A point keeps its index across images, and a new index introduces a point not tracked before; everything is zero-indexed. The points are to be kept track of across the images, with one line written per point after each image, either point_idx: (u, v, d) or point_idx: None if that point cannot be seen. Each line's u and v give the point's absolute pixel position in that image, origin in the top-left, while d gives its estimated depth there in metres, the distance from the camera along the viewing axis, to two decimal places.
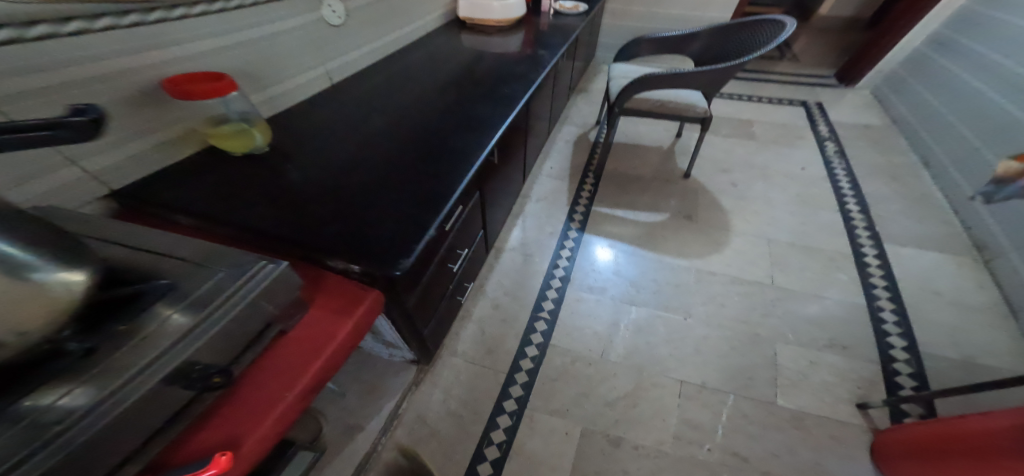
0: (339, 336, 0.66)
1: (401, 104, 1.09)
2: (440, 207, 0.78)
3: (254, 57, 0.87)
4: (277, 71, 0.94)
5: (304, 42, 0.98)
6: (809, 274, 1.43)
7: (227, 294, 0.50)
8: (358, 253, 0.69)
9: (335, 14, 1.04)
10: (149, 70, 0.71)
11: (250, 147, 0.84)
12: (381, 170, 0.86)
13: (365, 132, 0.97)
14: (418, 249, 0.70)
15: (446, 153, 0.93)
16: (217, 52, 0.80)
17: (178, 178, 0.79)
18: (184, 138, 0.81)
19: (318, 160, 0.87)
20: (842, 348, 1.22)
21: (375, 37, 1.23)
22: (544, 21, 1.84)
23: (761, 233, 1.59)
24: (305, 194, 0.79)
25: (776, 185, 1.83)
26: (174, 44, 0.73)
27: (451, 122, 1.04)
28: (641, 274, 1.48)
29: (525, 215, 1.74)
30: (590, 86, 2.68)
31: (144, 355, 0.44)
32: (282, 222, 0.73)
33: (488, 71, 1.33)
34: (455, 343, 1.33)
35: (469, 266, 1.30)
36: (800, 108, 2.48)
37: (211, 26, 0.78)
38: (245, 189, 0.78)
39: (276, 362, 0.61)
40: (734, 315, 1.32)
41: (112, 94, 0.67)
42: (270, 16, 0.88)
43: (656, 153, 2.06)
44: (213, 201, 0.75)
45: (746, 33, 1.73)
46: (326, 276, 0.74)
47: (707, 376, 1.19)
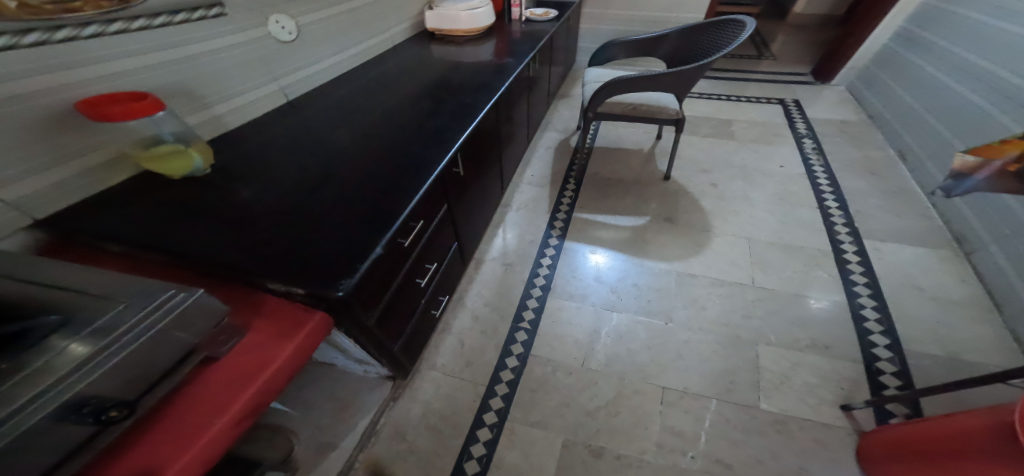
0: (276, 361, 0.61)
1: (363, 117, 1.06)
2: (391, 223, 0.74)
3: (192, 74, 0.83)
4: (223, 88, 0.90)
5: (252, 57, 0.94)
6: (791, 272, 1.41)
7: (127, 325, 0.46)
8: (298, 275, 0.64)
9: (284, 30, 1.01)
10: (63, 91, 0.66)
11: (190, 170, 0.80)
12: (330, 186, 0.82)
13: (320, 148, 0.93)
14: (364, 268, 0.66)
15: (402, 166, 0.89)
16: (145, 71, 0.76)
17: (110, 204, 0.74)
18: (116, 160, 0.76)
19: (268, 178, 0.83)
20: (824, 348, 1.19)
21: (335, 48, 1.19)
22: (514, 28, 1.83)
23: (742, 232, 1.57)
24: (248, 214, 0.74)
25: (756, 184, 1.82)
26: (91, 63, 0.69)
27: (411, 134, 1.00)
28: (621, 280, 1.44)
29: (505, 223, 1.71)
30: (570, 91, 2.66)
31: (25, 393, 0.40)
32: (220, 246, 0.68)
33: (456, 80, 1.30)
34: (433, 356, 1.28)
35: (444, 278, 1.25)
36: (778, 106, 2.49)
37: (135, 45, 0.74)
38: (183, 212, 0.73)
39: (204, 391, 0.56)
40: (717, 318, 1.29)
41: (23, 118, 0.63)
42: (208, 32, 0.84)
43: (635, 157, 2.03)
44: (143, 224, 0.70)
45: (711, 34, 1.73)
46: (266, 299, 0.69)
47: (689, 382, 1.15)
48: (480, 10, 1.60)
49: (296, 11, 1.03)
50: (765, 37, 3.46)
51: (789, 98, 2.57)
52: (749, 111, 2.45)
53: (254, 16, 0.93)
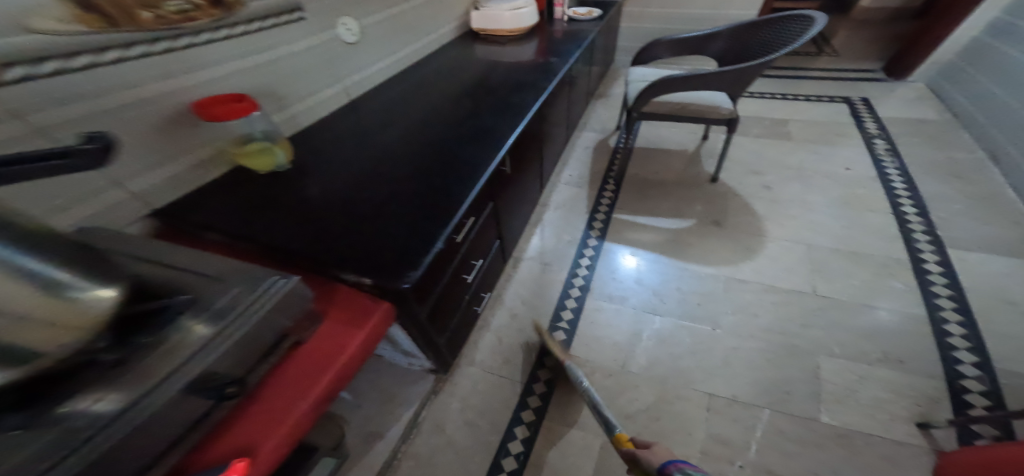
0: (353, 345, 0.62)
1: (413, 117, 1.10)
2: (448, 219, 0.77)
3: (272, 76, 0.90)
4: (297, 88, 0.98)
5: (320, 59, 1.01)
6: (856, 281, 1.30)
7: (245, 305, 0.47)
8: (367, 266, 0.67)
9: (349, 31, 1.07)
10: (181, 93, 0.74)
11: (273, 165, 0.86)
12: (390, 183, 0.86)
13: (377, 147, 0.98)
14: (426, 261, 0.68)
15: (455, 165, 0.92)
16: (239, 74, 0.83)
17: (209, 196, 0.80)
18: (213, 157, 0.84)
19: (332, 173, 0.88)
20: (898, 363, 1.09)
21: (389, 51, 1.25)
22: (557, 28, 1.83)
23: (800, 237, 1.47)
24: (318, 208, 0.79)
25: (816, 187, 1.70)
26: (200, 68, 0.76)
27: (462, 134, 1.03)
28: (664, 283, 1.40)
29: (544, 224, 1.70)
30: (610, 91, 2.63)
31: (166, 364, 0.41)
32: (295, 236, 0.72)
33: (501, 81, 1.33)
34: (473, 353, 1.30)
35: (486, 275, 1.27)
36: (841, 105, 2.31)
37: (232, 50, 0.81)
38: (262, 204, 0.79)
39: (290, 372, 0.58)
40: (769, 326, 1.22)
41: (148, 117, 0.70)
42: (286, 36, 0.91)
43: (680, 158, 1.97)
44: (234, 216, 0.76)
45: (776, 29, 1.64)
46: (340, 289, 0.71)
47: (739, 389, 1.09)
48: (525, 10, 1.62)
49: (358, 14, 1.09)
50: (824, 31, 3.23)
51: (854, 96, 2.38)
52: (808, 110, 2.29)
53: (324, 19, 1.00)
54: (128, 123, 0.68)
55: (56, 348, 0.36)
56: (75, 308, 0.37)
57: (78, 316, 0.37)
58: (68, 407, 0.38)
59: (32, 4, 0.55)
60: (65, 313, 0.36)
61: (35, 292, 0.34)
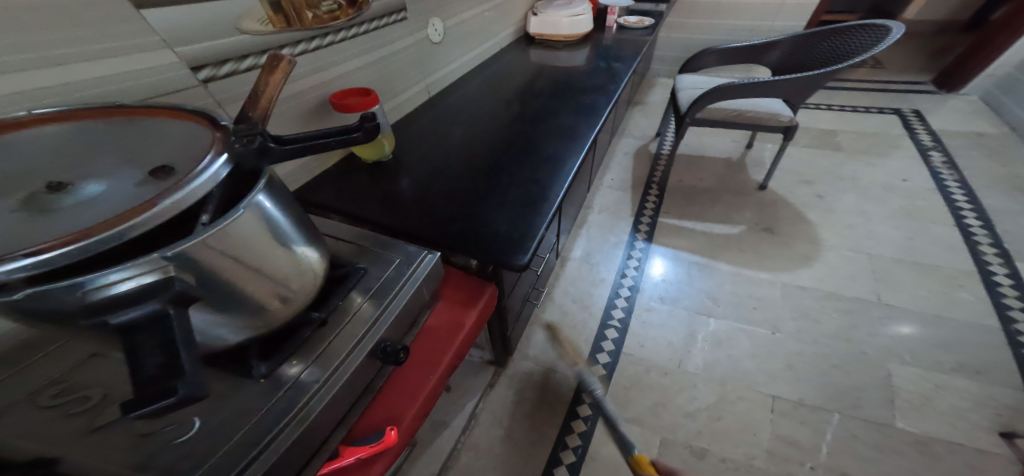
0: (467, 325, 0.68)
1: (485, 116, 1.16)
2: (546, 209, 0.80)
3: (380, 74, 0.97)
4: (395, 86, 1.04)
5: (411, 60, 1.07)
6: (921, 293, 1.29)
7: (400, 285, 0.54)
8: (479, 250, 0.72)
9: (436, 32, 1.14)
10: (320, 88, 0.81)
11: (378, 156, 0.92)
12: (486, 175, 0.91)
13: (460, 143, 1.03)
14: (532, 247, 0.72)
15: (539, 160, 0.96)
16: (361, 70, 0.90)
17: (329, 182, 0.87)
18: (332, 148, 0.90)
19: (424, 165, 0.94)
20: (974, 373, 1.10)
21: (460, 53, 1.31)
22: (608, 36, 1.88)
23: (859, 248, 1.46)
24: (421, 196, 0.84)
25: (870, 198, 1.68)
26: (336, 64, 0.83)
27: (540, 132, 1.08)
28: (719, 286, 1.41)
29: (589, 224, 1.73)
30: (648, 99, 2.65)
31: (352, 337, 0.48)
32: (409, 221, 0.78)
33: (564, 84, 1.38)
34: (526, 347, 1.34)
35: (545, 272, 1.31)
36: (892, 116, 2.28)
37: (359, 47, 0.88)
38: (372, 191, 0.85)
39: (418, 348, 0.64)
40: (832, 333, 1.23)
41: (298, 108, 0.77)
42: (395, 35, 0.98)
43: (723, 164, 1.98)
44: (352, 202, 0.82)
45: (841, 39, 1.65)
46: (449, 273, 0.77)
47: (804, 393, 1.12)
48: (582, 16, 1.68)
49: (445, 15, 1.16)
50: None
51: (905, 108, 2.34)
52: (856, 122, 2.26)
53: (420, 21, 1.06)
54: (286, 114, 0.75)
55: (283, 302, 0.41)
56: (301, 266, 0.42)
57: (302, 275, 0.42)
58: (283, 368, 0.45)
59: (243, 9, 0.64)
60: (301, 270, 0.42)
61: (285, 252, 0.40)
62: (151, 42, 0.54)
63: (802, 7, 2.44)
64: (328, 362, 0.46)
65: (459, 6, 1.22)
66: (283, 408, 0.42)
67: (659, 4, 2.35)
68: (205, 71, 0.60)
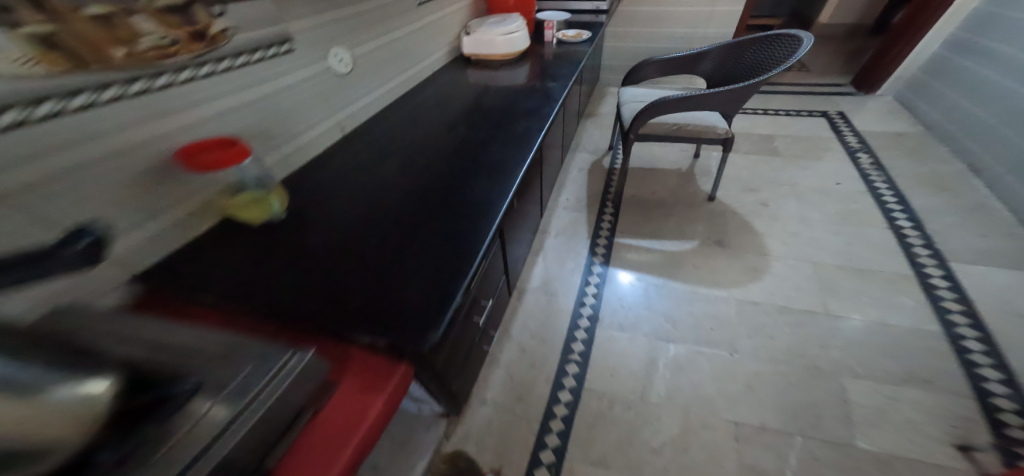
0: (370, 415, 0.60)
1: (415, 152, 1.06)
2: (465, 270, 0.73)
3: (267, 114, 0.86)
4: (290, 127, 0.92)
5: (314, 95, 0.96)
6: (864, 298, 1.31)
7: (254, 395, 0.48)
8: (382, 328, 0.64)
9: (343, 61, 1.03)
10: (169, 135, 0.69)
11: (267, 215, 0.80)
12: (402, 231, 0.81)
13: (381, 186, 0.93)
14: (446, 321, 0.65)
15: (464, 204, 0.88)
16: (237, 111, 0.79)
17: (200, 253, 0.75)
18: (203, 208, 0.78)
19: (333, 220, 0.83)
20: (924, 382, 1.10)
21: (382, 80, 1.22)
22: (548, 51, 1.85)
23: (805, 256, 1.47)
24: (323, 261, 0.74)
25: (811, 203, 1.72)
26: (195, 106, 0.72)
27: (469, 169, 1.00)
28: (676, 307, 1.38)
29: (544, 250, 1.65)
30: (597, 110, 2.63)
31: (182, 461, 0.42)
32: (304, 296, 0.68)
33: (500, 109, 1.32)
34: (483, 391, 1.24)
35: (495, 311, 1.22)
36: (821, 119, 2.39)
37: (228, 85, 0.77)
38: (263, 258, 0.74)
39: (309, 446, 0.57)
40: (788, 348, 1.21)
41: (131, 169, 0.65)
42: (283, 69, 0.88)
43: (673, 176, 1.97)
44: (233, 281, 0.70)
45: (760, 48, 1.72)
46: (351, 352, 0.68)
47: (766, 417, 1.08)
48: (517, 35, 1.63)
49: (355, 43, 1.07)
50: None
51: (832, 110, 2.46)
52: (791, 125, 2.36)
53: (318, 49, 0.96)
54: (105, 180, 0.62)
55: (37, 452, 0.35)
56: (66, 408, 0.36)
57: (70, 417, 0.37)
58: None
59: None
60: (58, 413, 0.36)
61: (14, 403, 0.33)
62: None
63: (732, 16, 2.53)
64: None
65: (373, 29, 1.13)
66: None
67: (597, 16, 2.36)
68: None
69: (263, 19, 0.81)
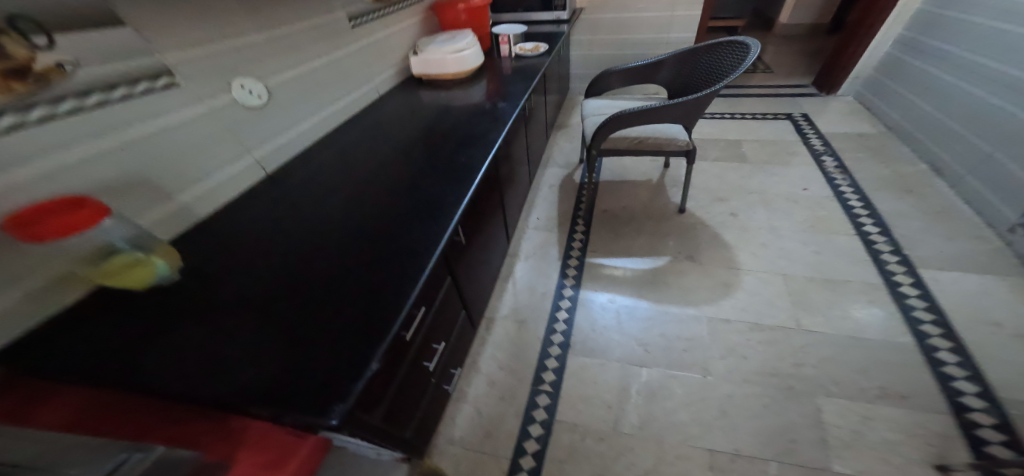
0: None
1: (356, 190, 1.01)
2: (386, 323, 0.68)
3: (152, 155, 0.80)
4: (190, 167, 0.88)
5: (216, 131, 0.92)
6: (834, 310, 1.28)
7: None
8: (282, 404, 0.57)
9: (252, 93, 0.99)
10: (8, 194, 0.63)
11: (153, 277, 0.74)
12: (312, 280, 0.76)
13: (308, 231, 0.88)
14: (357, 390, 0.59)
15: (395, 245, 0.84)
16: (102, 156, 0.73)
17: (69, 328, 0.69)
18: (66, 279, 0.71)
19: (250, 275, 0.77)
20: (900, 399, 1.07)
21: (309, 110, 1.18)
22: (506, 65, 1.85)
23: (776, 267, 1.45)
24: (227, 325, 0.68)
25: (778, 211, 1.71)
26: (44, 156, 0.66)
27: (407, 205, 0.95)
28: (648, 329, 1.33)
29: (515, 275, 1.58)
30: (566, 120, 2.59)
31: None
32: (196, 371, 0.62)
33: (451, 133, 1.29)
34: (450, 429, 1.16)
35: (456, 348, 1.18)
36: (786, 122, 2.41)
37: (85, 128, 0.70)
38: (157, 329, 0.68)
39: None
40: (761, 368, 1.17)
41: None
42: (164, 104, 0.81)
43: (645, 188, 1.94)
44: (104, 359, 0.63)
45: (712, 56, 1.73)
46: (249, 429, 0.69)
47: (740, 442, 1.04)
48: (468, 52, 1.60)
49: (264, 73, 1.03)
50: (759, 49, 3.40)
51: (796, 112, 2.49)
52: (757, 129, 2.37)
53: (213, 83, 0.90)
54: None
55: None
56: None
57: None
58: None
59: None
60: None
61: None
62: None
63: (691, 23, 2.55)
64: None
65: (292, 58, 1.11)
66: None
67: (558, 26, 2.36)
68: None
69: (125, 52, 0.75)
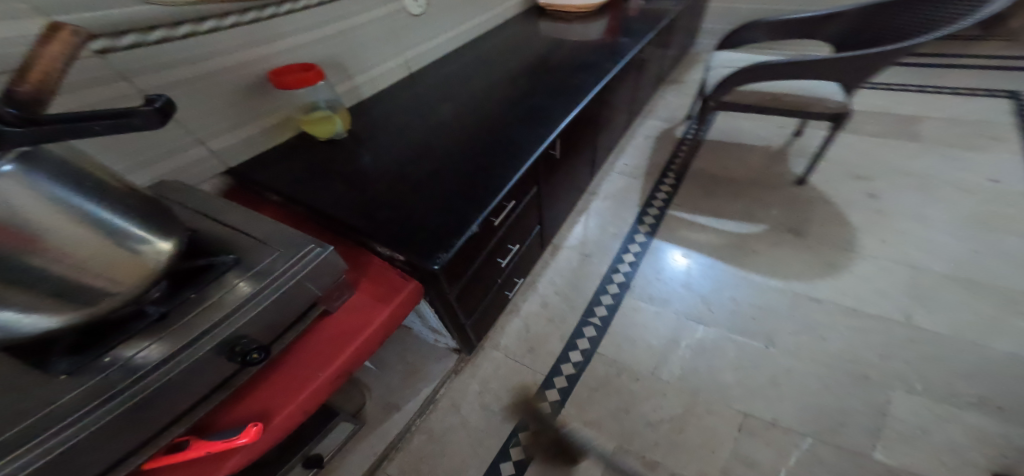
0: (373, 325, 0.73)
1: (474, 99, 1.17)
2: (485, 203, 0.84)
3: (342, 48, 1.03)
4: (363, 62, 1.10)
5: (385, 32, 1.13)
6: (964, 315, 1.10)
7: (276, 274, 0.57)
8: (401, 245, 0.76)
9: (416, 2, 1.18)
10: (262, 61, 0.88)
11: (332, 133, 1.00)
12: (433, 162, 0.95)
13: (433, 123, 1.08)
14: (456, 245, 0.76)
15: (503, 146, 1.00)
16: (316, 43, 0.97)
17: (267, 162, 0.95)
18: (280, 124, 0.99)
19: (393, 146, 1.00)
20: (997, 410, 0.94)
21: (449, 26, 1.34)
22: (633, 6, 1.76)
23: (903, 258, 1.24)
24: (371, 179, 0.91)
25: (937, 200, 1.40)
26: (285, 37, 0.91)
27: (516, 115, 1.11)
28: (718, 290, 1.28)
29: (590, 212, 1.61)
30: (684, 77, 2.36)
31: (209, 318, 0.52)
32: (346, 207, 0.84)
33: (560, 63, 1.34)
34: (497, 337, 1.30)
35: (522, 261, 1.29)
36: (1005, 101, 1.84)
37: (311, 20, 0.94)
38: (326, 173, 0.92)
39: (319, 339, 0.71)
40: (837, 350, 1.09)
41: (234, 84, 0.85)
42: (358, 7, 1.03)
43: (761, 154, 1.72)
44: (290, 186, 0.88)
45: (916, 12, 1.41)
46: (373, 261, 0.83)
47: (781, 413, 1.01)
48: None
49: None
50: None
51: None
52: (949, 105, 1.86)
53: None
54: (216, 90, 0.82)
55: (115, 294, 0.47)
56: (137, 258, 0.47)
57: (140, 265, 0.47)
58: (133, 347, 0.49)
59: None
60: (138, 260, 0.47)
61: (118, 246, 0.45)
62: (22, 10, 0.58)
63: None
64: (184, 336, 0.50)
65: None
66: (125, 374, 0.47)
67: None
68: (99, 42, 0.66)
69: None
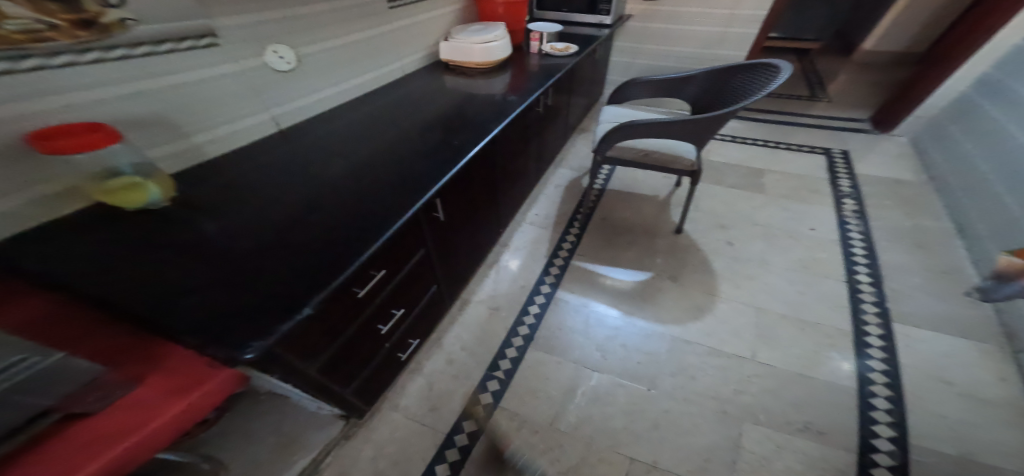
0: (153, 422, 0.66)
1: (363, 157, 1.11)
2: (330, 279, 0.76)
3: (178, 103, 0.93)
4: (206, 118, 1.00)
5: (242, 87, 1.05)
6: (797, 351, 1.31)
7: None
8: (209, 336, 0.65)
9: (282, 60, 1.11)
10: (53, 113, 0.76)
11: (145, 201, 0.87)
12: (281, 230, 0.86)
13: (298, 184, 1.00)
14: (281, 331, 0.67)
15: (370, 207, 0.93)
16: (136, 98, 0.86)
17: (47, 240, 0.79)
18: (70, 192, 0.83)
19: (244, 212, 0.90)
20: (818, 434, 1.13)
21: (334, 80, 1.29)
22: (533, 62, 1.86)
23: (752, 300, 1.46)
24: (193, 254, 0.79)
25: (777, 247, 1.68)
26: (70, 92, 0.77)
27: (394, 173, 1.06)
28: (611, 337, 1.36)
29: (500, 265, 1.63)
30: (591, 126, 2.56)
31: None
32: (147, 292, 0.71)
33: (456, 116, 1.35)
34: (397, 397, 1.23)
35: (418, 323, 1.25)
36: (821, 157, 2.29)
37: (114, 73, 0.82)
38: (135, 251, 0.79)
39: (75, 444, 0.63)
40: (703, 389, 1.22)
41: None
42: (202, 61, 0.95)
43: (651, 203, 1.92)
44: (75, 269, 0.73)
45: (741, 80, 1.68)
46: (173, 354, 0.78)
47: (660, 456, 1.10)
48: (494, 45, 1.64)
49: (297, 43, 1.14)
50: (824, 73, 3.13)
51: (836, 148, 2.36)
52: (787, 161, 2.27)
53: (246, 48, 1.03)
54: None
55: None
56: None
57: None
58: None
59: None
60: None
61: None
62: None
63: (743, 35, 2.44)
64: None
65: (323, 32, 1.20)
66: None
67: (600, 30, 2.34)
68: None
69: (181, 15, 0.87)
